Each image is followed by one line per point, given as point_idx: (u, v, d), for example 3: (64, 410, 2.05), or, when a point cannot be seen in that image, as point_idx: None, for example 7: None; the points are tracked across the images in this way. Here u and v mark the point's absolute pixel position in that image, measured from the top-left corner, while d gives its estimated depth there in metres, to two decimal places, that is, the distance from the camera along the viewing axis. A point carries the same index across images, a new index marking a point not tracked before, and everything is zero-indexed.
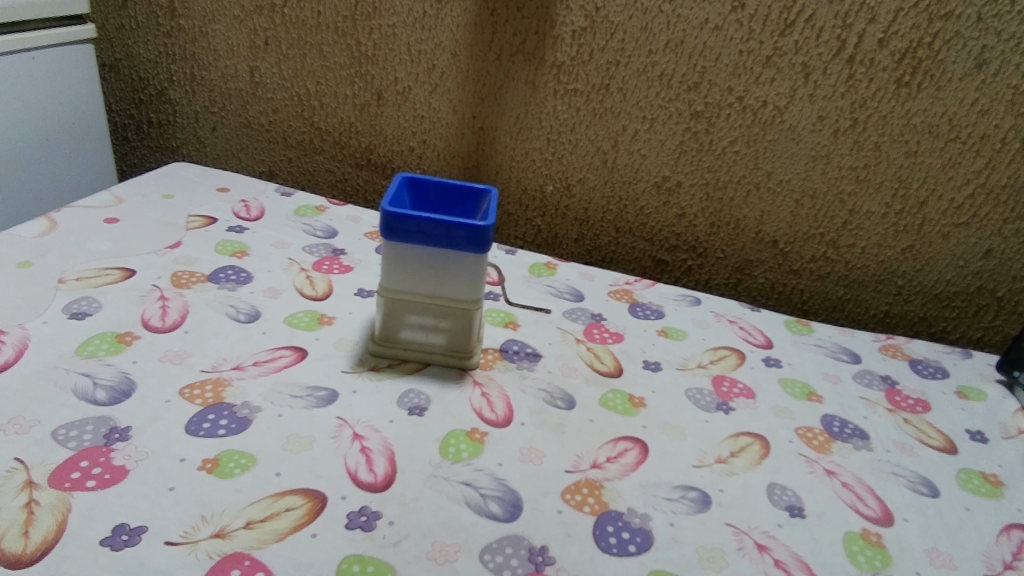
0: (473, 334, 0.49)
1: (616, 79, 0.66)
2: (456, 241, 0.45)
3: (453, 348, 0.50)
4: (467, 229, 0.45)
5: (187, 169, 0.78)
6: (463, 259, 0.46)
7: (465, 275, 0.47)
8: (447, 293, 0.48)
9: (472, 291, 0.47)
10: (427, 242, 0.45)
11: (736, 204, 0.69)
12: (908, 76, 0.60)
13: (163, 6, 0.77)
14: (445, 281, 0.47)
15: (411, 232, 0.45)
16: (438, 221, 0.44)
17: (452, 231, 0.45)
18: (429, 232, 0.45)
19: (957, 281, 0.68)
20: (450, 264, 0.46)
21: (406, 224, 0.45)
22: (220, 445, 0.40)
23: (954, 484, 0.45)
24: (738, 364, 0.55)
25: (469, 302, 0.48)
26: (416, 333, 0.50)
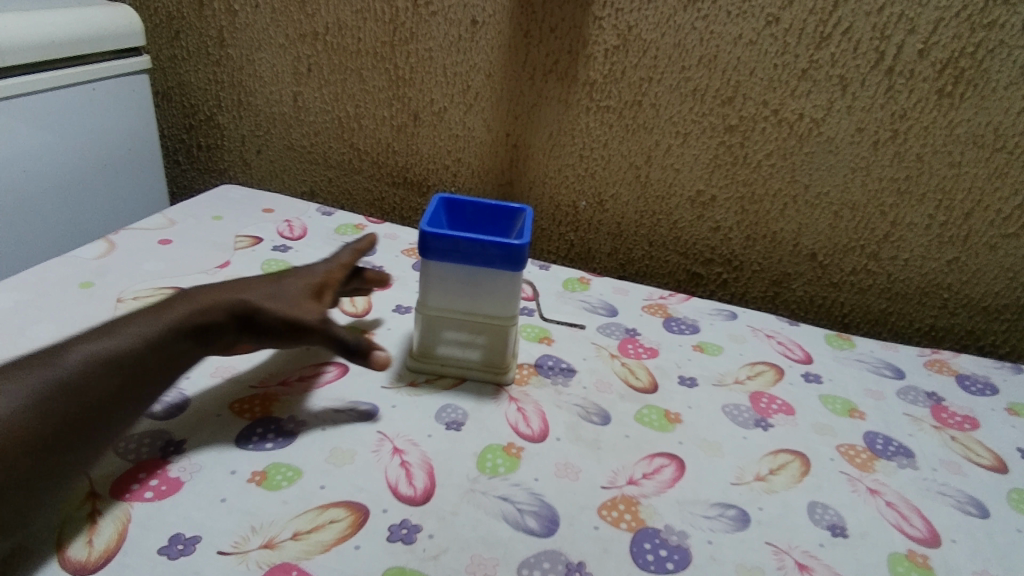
0: (508, 350, 0.50)
1: (649, 96, 0.67)
2: (491, 259, 0.46)
3: (489, 363, 0.51)
4: (503, 248, 0.45)
5: (234, 190, 0.81)
6: (498, 276, 0.47)
7: (500, 292, 0.48)
8: (482, 309, 0.49)
9: (507, 308, 0.48)
10: (463, 260, 0.46)
11: (772, 216, 0.69)
12: (950, 86, 0.59)
13: (213, 36, 0.81)
14: (481, 298, 0.48)
15: (448, 250, 0.46)
16: (474, 240, 0.45)
17: (488, 250, 0.46)
18: (465, 250, 0.46)
19: (1006, 294, 0.66)
20: (486, 282, 0.47)
21: (443, 243, 0.46)
22: (268, 458, 0.42)
23: (1006, 505, 0.44)
24: (776, 379, 0.55)
25: (504, 319, 0.49)
26: (453, 348, 0.51)
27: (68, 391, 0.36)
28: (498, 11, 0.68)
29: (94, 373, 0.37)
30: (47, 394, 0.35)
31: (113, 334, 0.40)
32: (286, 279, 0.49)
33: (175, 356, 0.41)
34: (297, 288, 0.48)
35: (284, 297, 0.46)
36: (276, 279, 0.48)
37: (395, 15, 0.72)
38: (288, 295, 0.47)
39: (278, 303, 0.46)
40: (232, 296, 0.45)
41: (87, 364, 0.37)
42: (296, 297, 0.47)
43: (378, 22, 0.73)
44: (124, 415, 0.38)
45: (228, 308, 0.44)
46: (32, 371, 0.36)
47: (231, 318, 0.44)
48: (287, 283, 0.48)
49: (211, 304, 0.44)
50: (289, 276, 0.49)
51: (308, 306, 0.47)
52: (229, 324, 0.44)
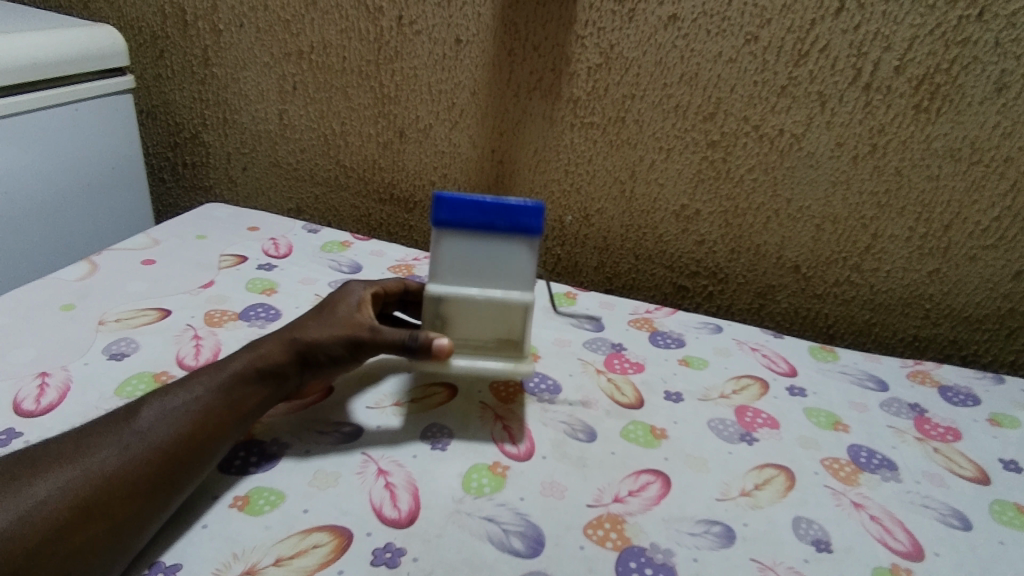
0: (525, 331, 0.48)
1: (632, 112, 0.68)
2: (508, 223, 0.46)
3: (506, 351, 0.48)
4: (517, 208, 0.46)
5: (220, 209, 0.81)
6: (514, 244, 0.47)
7: (516, 262, 0.47)
8: (497, 286, 0.47)
9: (523, 280, 0.47)
10: (479, 228, 0.47)
11: (755, 230, 0.69)
12: (927, 101, 0.59)
13: (197, 55, 0.82)
14: (496, 272, 0.47)
15: (462, 217, 0.46)
16: (489, 202, 0.46)
17: (504, 212, 0.46)
18: (480, 214, 0.46)
19: (986, 304, 0.66)
20: (501, 253, 0.47)
21: (457, 209, 0.46)
22: (251, 483, 0.42)
23: (988, 518, 0.44)
24: (762, 393, 0.55)
25: (521, 294, 0.47)
26: (466, 337, 0.48)
27: (147, 440, 0.39)
28: (482, 30, 0.69)
29: (167, 421, 0.40)
30: (131, 446, 0.38)
31: (184, 388, 0.42)
32: (332, 306, 0.50)
33: (246, 400, 0.43)
34: (345, 310, 0.49)
35: (329, 322, 0.48)
36: (323, 309, 0.50)
37: (380, 34, 0.72)
38: (332, 320, 0.48)
39: (330, 327, 0.48)
40: (286, 334, 0.47)
41: (160, 415, 0.40)
42: (337, 322, 0.48)
43: (362, 41, 0.73)
44: (202, 458, 0.40)
45: (284, 346, 0.46)
46: (121, 430, 0.39)
47: (292, 355, 0.46)
48: (334, 308, 0.50)
49: (267, 349, 0.46)
50: (334, 303, 0.51)
51: (353, 321, 0.48)
52: (291, 363, 0.46)
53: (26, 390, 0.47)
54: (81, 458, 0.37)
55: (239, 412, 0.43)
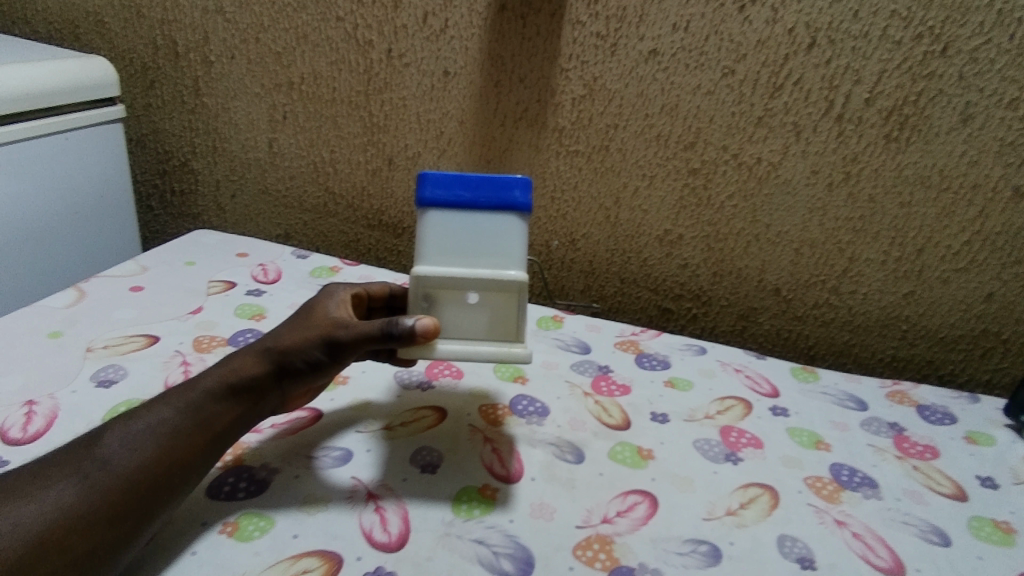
0: (520, 313, 0.46)
1: (616, 141, 0.70)
2: (495, 196, 0.46)
3: (500, 334, 0.45)
4: (503, 181, 0.47)
5: (208, 236, 0.82)
6: (502, 218, 0.46)
7: (506, 238, 0.46)
8: (488, 264, 0.45)
9: (515, 257, 0.46)
10: (466, 202, 0.46)
11: (737, 254, 0.71)
12: (897, 131, 0.62)
13: (188, 86, 0.83)
14: (486, 248, 0.46)
15: (448, 193, 0.46)
16: (474, 177, 0.46)
17: (490, 186, 0.46)
18: (467, 189, 0.46)
19: (961, 325, 0.68)
20: (489, 228, 0.46)
21: (443, 186, 0.46)
22: (240, 509, 0.42)
23: (966, 534, 0.45)
24: (745, 413, 0.56)
25: (514, 271, 0.45)
26: (457, 321, 0.46)
27: (118, 464, 0.38)
28: (470, 62, 0.71)
29: (137, 444, 0.39)
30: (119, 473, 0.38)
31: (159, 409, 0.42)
32: (308, 311, 0.49)
33: (216, 418, 0.42)
34: (321, 314, 0.48)
35: (302, 327, 0.47)
36: (299, 314, 0.49)
37: (369, 66, 0.74)
38: (305, 324, 0.47)
39: (305, 331, 0.46)
40: (260, 345, 0.46)
41: (132, 437, 0.39)
42: (310, 325, 0.47)
43: (352, 72, 0.75)
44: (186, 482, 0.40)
45: (257, 357, 0.45)
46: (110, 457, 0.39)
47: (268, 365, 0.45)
48: (310, 313, 0.48)
49: (240, 362, 0.45)
50: (310, 308, 0.49)
51: (325, 323, 0.47)
52: (268, 373, 0.45)
53: (13, 418, 0.47)
54: (58, 482, 0.36)
55: (208, 431, 0.42)
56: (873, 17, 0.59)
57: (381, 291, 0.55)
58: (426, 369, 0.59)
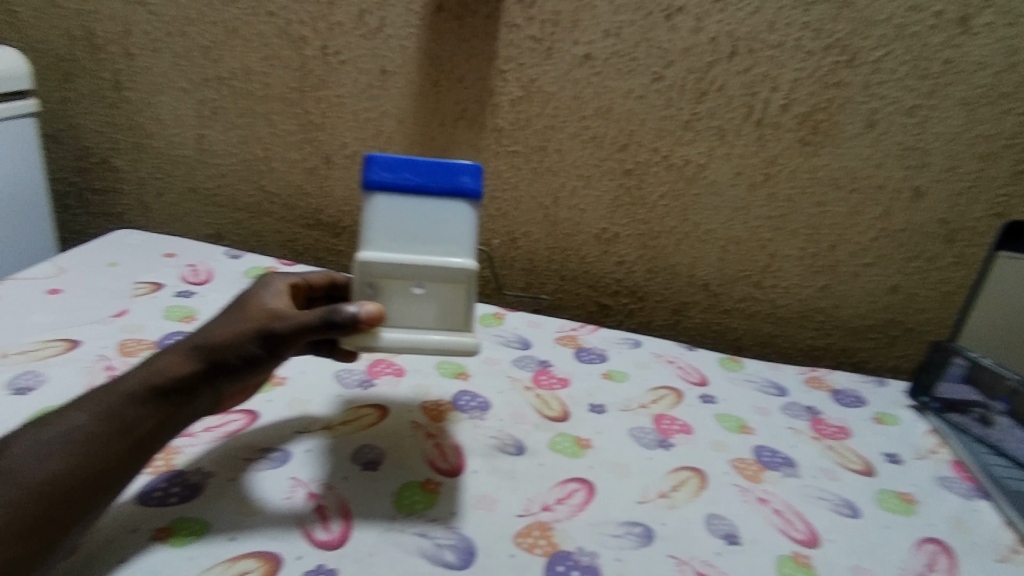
0: (469, 302, 0.44)
1: (552, 142, 0.72)
2: (445, 181, 0.44)
3: (447, 322, 0.44)
4: (454, 167, 0.44)
5: (133, 236, 0.78)
6: (452, 205, 0.44)
7: (455, 224, 0.44)
8: (436, 251, 0.44)
9: (465, 244, 0.44)
10: (415, 187, 0.44)
11: (669, 251, 0.75)
12: (811, 136, 0.66)
13: (109, 79, 0.79)
14: (435, 234, 0.44)
15: (396, 177, 0.44)
16: (423, 161, 0.44)
17: (440, 171, 0.44)
18: (415, 173, 0.44)
19: (870, 315, 0.74)
20: (438, 214, 0.44)
21: (390, 169, 0.44)
22: (174, 513, 0.40)
23: (874, 505, 0.49)
24: (677, 402, 0.59)
25: (463, 260, 0.44)
26: (403, 309, 0.44)
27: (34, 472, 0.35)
28: (407, 62, 0.71)
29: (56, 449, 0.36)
30: None
31: None
32: (242, 304, 0.46)
33: (140, 422, 0.39)
34: (256, 307, 0.45)
35: (235, 320, 0.44)
36: (231, 308, 0.46)
37: (304, 63, 0.73)
38: (238, 317, 0.44)
39: (240, 324, 0.43)
40: (190, 341, 0.43)
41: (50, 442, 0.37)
42: (244, 317, 0.44)
43: (286, 68, 0.74)
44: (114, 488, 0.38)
45: (186, 355, 0.41)
46: None
47: (201, 361, 0.42)
48: (244, 306, 0.45)
49: (167, 360, 0.41)
50: (244, 301, 0.46)
51: (261, 314, 0.44)
52: (201, 370, 0.41)
53: None
54: None
55: (130, 438, 0.38)
56: (787, 29, 0.63)
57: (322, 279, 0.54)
58: (367, 367, 0.59)
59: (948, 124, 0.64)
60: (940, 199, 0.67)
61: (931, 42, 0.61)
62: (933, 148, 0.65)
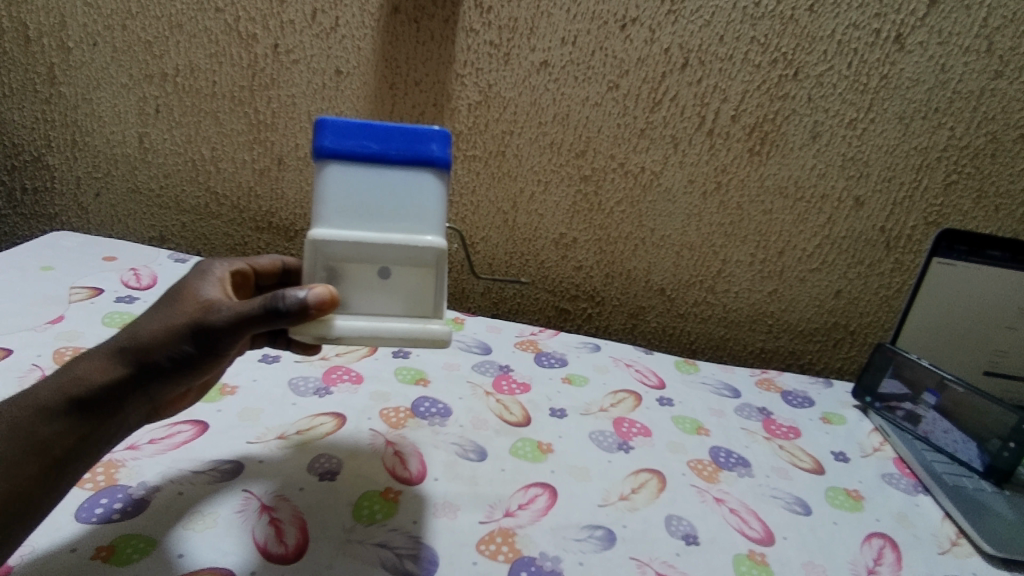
0: (438, 285, 0.39)
1: (511, 147, 0.72)
2: (408, 149, 0.38)
3: (414, 308, 0.39)
4: (419, 132, 0.38)
5: (69, 238, 0.75)
6: (417, 175, 0.38)
7: (422, 198, 0.38)
8: (399, 227, 0.38)
9: (433, 219, 0.39)
10: (374, 156, 0.38)
11: (626, 256, 0.76)
12: (758, 146, 0.69)
13: (42, 73, 0.75)
14: (398, 209, 0.38)
15: (351, 144, 0.38)
16: (383, 125, 0.38)
17: (403, 136, 0.38)
18: (374, 139, 0.38)
19: (816, 319, 0.77)
20: (402, 186, 0.38)
21: (345, 134, 0.38)
22: (116, 531, 0.38)
23: (824, 502, 0.51)
24: (636, 405, 0.60)
25: (432, 238, 0.38)
26: (364, 294, 0.38)
27: None
28: (363, 63, 0.69)
29: None
30: None
31: None
32: (177, 297, 0.41)
33: (57, 440, 0.35)
34: (192, 299, 0.40)
35: (168, 316, 0.39)
36: (163, 302, 0.41)
37: (253, 61, 0.71)
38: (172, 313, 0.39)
39: (172, 320, 0.38)
40: (116, 342, 0.38)
41: None
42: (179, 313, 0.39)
43: (234, 67, 0.71)
44: None
45: (118, 360, 0.38)
46: None
47: (128, 365, 0.37)
48: (178, 299, 0.40)
49: (85, 367, 0.37)
50: (179, 293, 0.41)
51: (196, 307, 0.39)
52: (137, 375, 0.38)
53: None
54: None
55: (47, 458, 0.34)
56: (736, 42, 0.65)
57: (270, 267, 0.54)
58: (324, 375, 0.57)
59: (886, 136, 0.67)
60: (879, 208, 0.71)
61: (869, 58, 0.64)
62: (872, 160, 0.68)
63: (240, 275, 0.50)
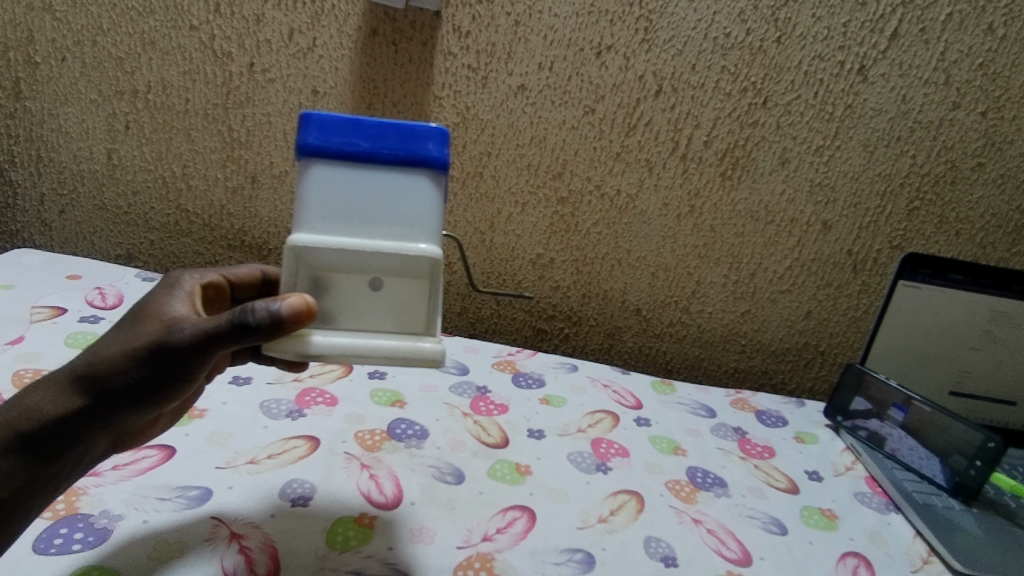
0: (431, 297, 0.39)
1: (488, 168, 0.72)
2: (401, 147, 0.37)
3: (404, 323, 0.38)
4: (412, 130, 0.37)
5: (31, 256, 0.72)
6: (410, 176, 0.38)
7: (413, 201, 0.38)
8: (390, 232, 0.37)
9: (424, 224, 0.38)
10: (363, 154, 0.37)
11: (602, 277, 0.76)
12: (730, 170, 0.70)
13: (6, 88, 0.73)
14: (388, 212, 0.37)
15: (338, 141, 0.37)
16: (374, 123, 0.37)
17: (394, 134, 0.37)
18: (364, 137, 0.37)
19: (788, 339, 0.78)
20: (392, 187, 0.37)
21: (332, 132, 0.37)
22: (74, 562, 0.36)
23: (799, 521, 0.51)
24: (613, 426, 0.60)
25: (426, 246, 0.37)
26: (352, 308, 0.38)
27: None
28: (340, 83, 0.69)
29: None
30: None
31: None
32: (140, 317, 0.39)
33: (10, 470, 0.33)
34: (156, 318, 0.38)
35: (137, 340, 0.37)
36: (126, 324, 0.39)
37: (228, 79, 0.70)
38: (141, 336, 0.37)
39: (136, 343, 0.37)
40: (80, 364, 0.37)
41: None
42: (148, 335, 0.37)
43: (208, 84, 0.70)
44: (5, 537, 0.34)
45: (84, 383, 0.36)
46: None
47: (85, 395, 0.37)
48: (146, 320, 0.39)
49: (37, 400, 0.36)
50: (142, 313, 0.39)
51: (165, 327, 0.37)
52: (104, 397, 0.37)
53: None
54: None
55: None
56: (707, 71, 0.67)
57: (248, 277, 0.54)
58: (297, 397, 0.56)
59: (851, 163, 0.70)
60: (846, 231, 0.73)
61: (834, 88, 0.67)
62: (838, 186, 0.71)
63: (214, 288, 0.50)
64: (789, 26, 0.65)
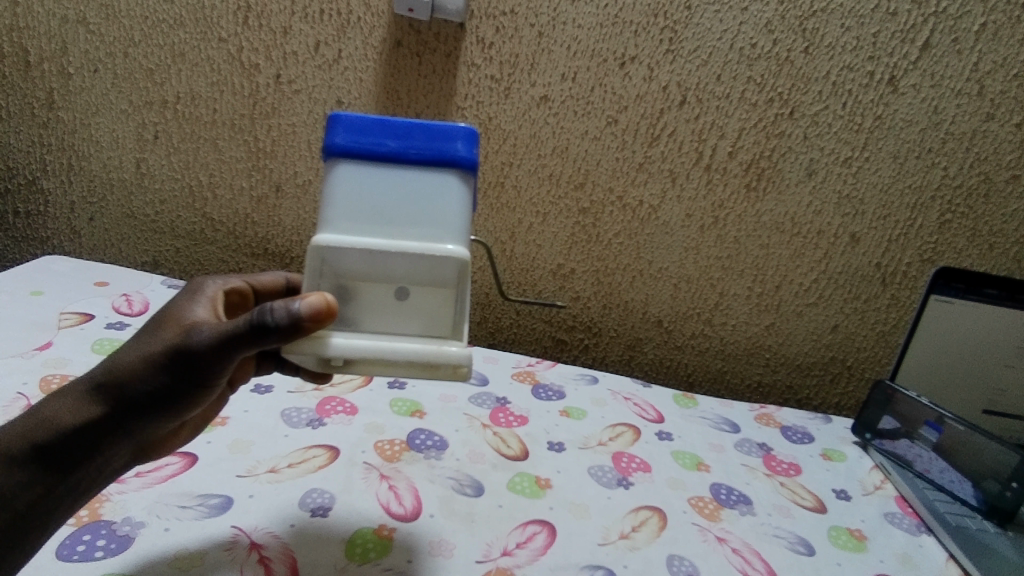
0: (457, 302, 0.38)
1: (510, 178, 0.72)
2: (428, 148, 0.37)
3: (430, 328, 0.38)
4: (440, 130, 0.37)
5: (60, 263, 0.74)
6: (438, 175, 0.37)
7: (440, 200, 0.37)
8: (416, 232, 0.37)
9: (451, 224, 0.38)
10: (390, 153, 0.37)
11: (623, 288, 0.75)
12: (755, 181, 0.69)
13: (40, 97, 0.75)
14: (414, 212, 0.37)
15: (366, 141, 0.37)
16: (402, 123, 0.37)
17: (422, 134, 0.37)
18: (391, 137, 0.37)
19: (813, 353, 0.77)
20: (418, 186, 0.37)
21: (360, 132, 0.37)
22: (96, 570, 0.37)
23: (826, 542, 0.50)
24: (635, 439, 0.59)
25: (453, 246, 0.37)
26: (377, 313, 0.38)
27: None
28: (364, 94, 0.70)
29: None
30: None
31: None
32: (161, 323, 0.39)
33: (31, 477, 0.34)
34: (175, 324, 0.39)
35: (158, 345, 0.37)
36: (146, 331, 0.39)
37: (255, 90, 0.71)
38: (162, 341, 0.37)
39: (155, 349, 0.37)
40: (101, 372, 0.37)
41: None
42: (168, 340, 0.37)
43: (235, 96, 0.71)
44: (27, 544, 0.35)
45: (105, 392, 0.37)
46: None
47: (106, 404, 0.37)
48: (166, 327, 0.39)
49: (58, 407, 0.36)
50: (163, 320, 0.40)
51: (185, 332, 0.37)
52: (125, 405, 0.37)
53: None
54: None
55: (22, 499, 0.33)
56: (732, 81, 0.66)
57: (271, 283, 0.54)
58: (317, 406, 0.56)
59: (881, 174, 0.68)
60: (875, 244, 0.71)
61: (864, 99, 0.66)
62: (867, 198, 0.69)
63: (238, 294, 0.50)
64: (816, 37, 0.64)
